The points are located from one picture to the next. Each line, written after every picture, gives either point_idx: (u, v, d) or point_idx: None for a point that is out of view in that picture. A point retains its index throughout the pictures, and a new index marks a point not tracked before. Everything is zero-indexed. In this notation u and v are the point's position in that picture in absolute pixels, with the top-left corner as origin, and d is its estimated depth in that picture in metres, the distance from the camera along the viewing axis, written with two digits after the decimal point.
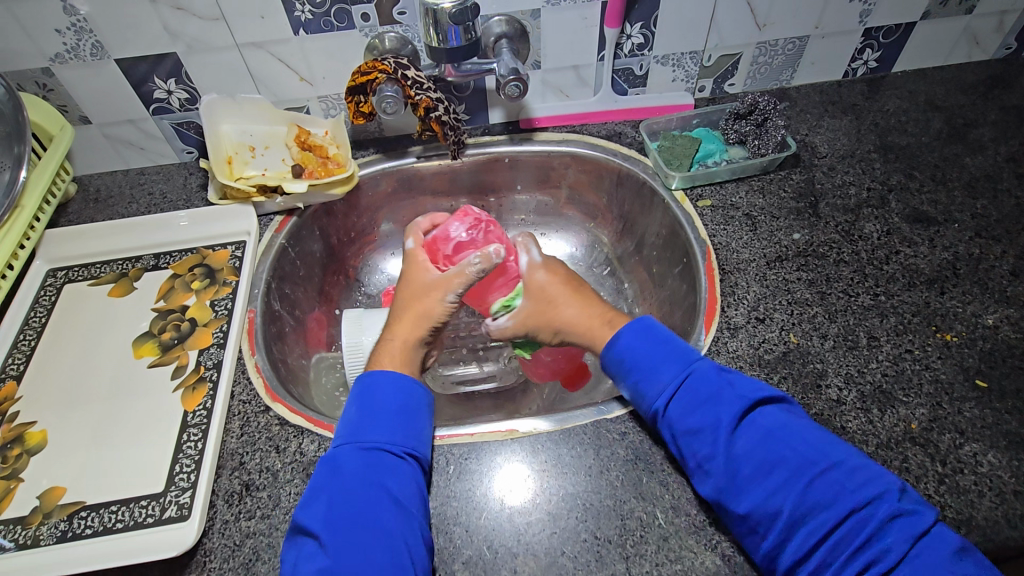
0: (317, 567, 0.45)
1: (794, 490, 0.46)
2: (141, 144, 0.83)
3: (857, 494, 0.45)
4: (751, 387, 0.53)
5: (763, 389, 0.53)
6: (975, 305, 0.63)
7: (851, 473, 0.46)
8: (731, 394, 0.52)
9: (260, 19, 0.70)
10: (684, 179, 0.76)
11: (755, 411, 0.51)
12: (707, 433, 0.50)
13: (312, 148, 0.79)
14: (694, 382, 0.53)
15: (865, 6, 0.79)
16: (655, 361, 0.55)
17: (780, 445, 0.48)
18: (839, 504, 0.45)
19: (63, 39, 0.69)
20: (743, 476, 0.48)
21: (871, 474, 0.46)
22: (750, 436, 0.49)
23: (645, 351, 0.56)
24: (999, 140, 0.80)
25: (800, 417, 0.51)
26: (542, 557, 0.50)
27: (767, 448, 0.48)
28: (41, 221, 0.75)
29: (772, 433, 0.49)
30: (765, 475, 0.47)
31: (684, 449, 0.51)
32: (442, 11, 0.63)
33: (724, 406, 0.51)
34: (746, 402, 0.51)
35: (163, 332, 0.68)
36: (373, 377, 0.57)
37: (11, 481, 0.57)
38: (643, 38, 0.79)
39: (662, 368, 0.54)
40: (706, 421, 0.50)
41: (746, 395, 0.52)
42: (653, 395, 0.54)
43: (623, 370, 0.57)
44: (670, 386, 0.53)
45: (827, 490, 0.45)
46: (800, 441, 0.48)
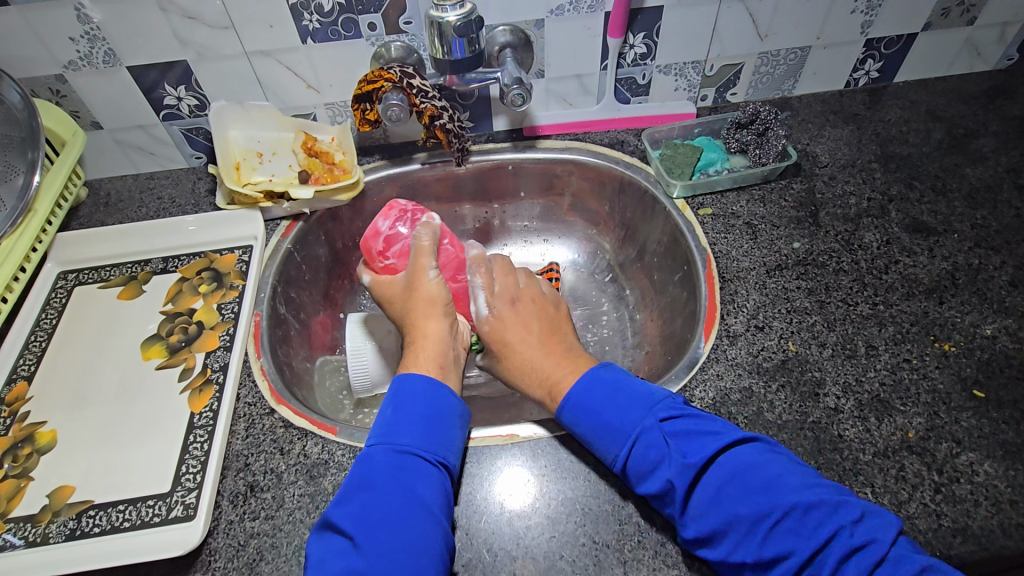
0: (347, 565, 0.46)
1: (752, 544, 0.45)
2: (151, 149, 0.84)
3: (811, 540, 0.43)
4: (695, 443, 0.50)
5: (711, 442, 0.49)
6: (974, 315, 0.64)
7: (804, 517, 0.44)
8: (673, 457, 0.49)
9: (268, 27, 0.71)
10: (686, 187, 0.77)
11: (707, 468, 0.48)
12: (665, 497, 0.49)
13: (319, 155, 0.81)
14: (644, 445, 0.51)
15: (866, 17, 0.79)
16: (603, 426, 0.54)
17: (730, 502, 0.46)
18: (797, 553, 0.43)
19: (76, 47, 0.71)
20: (705, 534, 0.47)
21: (823, 514, 0.44)
22: (729, 481, 0.47)
23: (590, 412, 0.54)
24: (999, 151, 0.81)
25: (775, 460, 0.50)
26: (541, 560, 0.51)
27: (720, 505, 0.47)
28: (53, 224, 0.77)
29: (719, 493, 0.47)
30: (725, 532, 0.46)
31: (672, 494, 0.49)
32: (446, 23, 0.64)
33: (669, 469, 0.49)
34: (692, 465, 0.48)
35: (171, 335, 0.69)
36: (408, 380, 0.58)
37: (21, 479, 0.58)
38: (646, 47, 0.80)
39: (609, 439, 0.53)
40: (659, 486, 0.49)
41: (692, 457, 0.49)
42: (609, 460, 0.53)
43: (576, 431, 0.55)
44: (622, 454, 0.52)
45: (783, 540, 0.44)
46: (747, 491, 0.46)
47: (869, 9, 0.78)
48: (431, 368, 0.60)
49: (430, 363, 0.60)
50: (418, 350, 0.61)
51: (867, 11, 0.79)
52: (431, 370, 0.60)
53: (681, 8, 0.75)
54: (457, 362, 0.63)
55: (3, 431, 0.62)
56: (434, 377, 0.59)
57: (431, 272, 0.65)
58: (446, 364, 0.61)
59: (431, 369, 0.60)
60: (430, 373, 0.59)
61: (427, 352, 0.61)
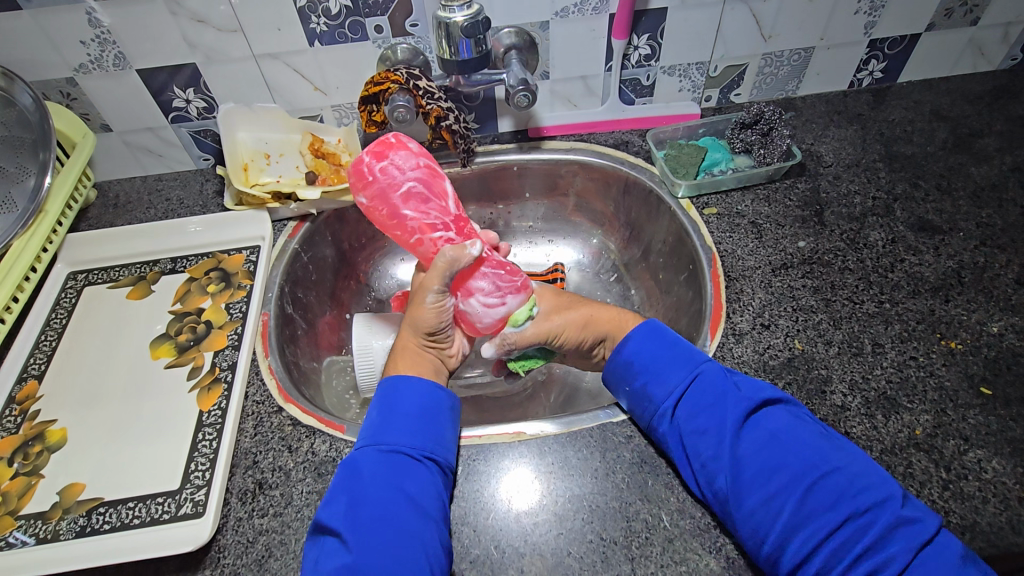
0: (340, 563, 0.46)
1: (793, 496, 0.46)
2: (160, 151, 0.85)
3: (857, 499, 0.45)
4: (756, 390, 0.53)
5: (771, 393, 0.53)
6: (980, 313, 0.64)
7: (853, 478, 0.46)
8: (736, 397, 0.52)
9: (276, 30, 0.72)
10: (690, 187, 0.77)
11: (759, 415, 0.52)
12: (714, 435, 0.51)
13: (325, 156, 0.82)
14: (703, 383, 0.54)
15: (870, 17, 0.80)
16: (665, 363, 0.56)
17: (781, 450, 0.49)
18: (839, 509, 0.45)
19: (87, 50, 0.71)
20: (747, 480, 0.48)
21: (872, 480, 0.46)
22: (752, 439, 0.50)
23: (654, 352, 0.57)
24: (1004, 150, 0.81)
25: (804, 419, 0.51)
26: (548, 557, 0.51)
27: (769, 452, 0.49)
28: (64, 225, 0.78)
29: (774, 437, 0.49)
30: (768, 478, 0.47)
31: (690, 449, 0.52)
32: (453, 24, 0.65)
33: (728, 407, 0.51)
34: (751, 403, 0.52)
35: (180, 334, 0.70)
36: (391, 382, 0.58)
37: (32, 476, 0.58)
38: (650, 49, 0.80)
39: (668, 372, 0.55)
40: (712, 423, 0.51)
41: (752, 398, 0.52)
42: (660, 395, 0.55)
43: (631, 374, 0.57)
44: (677, 390, 0.54)
45: (829, 493, 0.46)
46: (801, 442, 0.49)
47: (872, 10, 0.79)
48: (407, 369, 0.59)
49: (413, 367, 0.59)
50: (399, 355, 0.61)
51: (870, 11, 0.79)
52: (408, 372, 0.58)
53: (685, 9, 0.76)
54: (438, 369, 0.61)
55: (14, 430, 0.62)
56: (415, 376, 0.58)
57: (431, 294, 0.57)
58: (425, 366, 0.60)
59: (412, 371, 0.58)
60: (407, 374, 0.58)
61: (409, 354, 0.60)
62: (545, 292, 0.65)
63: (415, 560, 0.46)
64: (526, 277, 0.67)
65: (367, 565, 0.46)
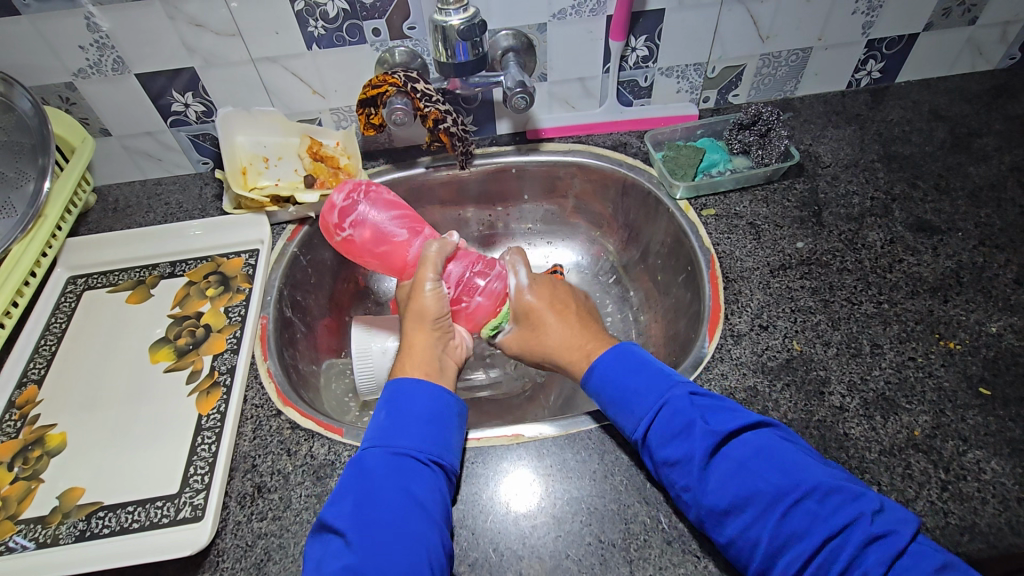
0: (342, 563, 0.46)
1: (768, 522, 0.45)
2: (159, 155, 0.85)
3: (831, 521, 0.43)
4: (723, 417, 0.51)
5: (738, 418, 0.51)
6: (979, 313, 0.64)
7: (824, 499, 0.44)
8: (703, 427, 0.50)
9: (274, 34, 0.72)
10: (688, 188, 0.77)
11: (728, 442, 0.50)
12: (684, 464, 0.50)
13: (323, 159, 0.81)
14: (669, 412, 0.52)
15: (867, 17, 0.80)
16: (632, 393, 0.55)
17: (752, 476, 0.47)
18: (813, 533, 0.44)
19: (86, 55, 0.72)
20: (720, 510, 0.47)
21: (844, 498, 0.44)
22: (723, 468, 0.48)
23: (621, 382, 0.56)
24: (1003, 149, 0.81)
25: (779, 442, 0.49)
26: (547, 560, 0.51)
27: (741, 478, 0.47)
28: (64, 230, 0.78)
29: (744, 464, 0.48)
30: (740, 508, 0.46)
31: (666, 478, 0.51)
32: (450, 27, 0.65)
33: (694, 438, 0.50)
34: (717, 433, 0.50)
35: (179, 338, 0.70)
36: (401, 384, 0.58)
37: (31, 481, 0.58)
38: (647, 50, 0.80)
39: (635, 400, 0.55)
40: (680, 454, 0.50)
41: (719, 427, 0.50)
42: (631, 426, 0.54)
43: (604, 402, 0.58)
44: (644, 419, 0.53)
45: (802, 518, 0.44)
46: (771, 467, 0.47)
47: (870, 10, 0.79)
48: (417, 373, 0.59)
49: (419, 368, 0.60)
50: (407, 357, 0.61)
51: (868, 12, 0.79)
52: (418, 375, 0.59)
53: (683, 10, 0.76)
54: (447, 372, 0.61)
55: (14, 434, 0.62)
56: (425, 384, 0.58)
57: (427, 284, 0.63)
58: (435, 371, 0.60)
59: (418, 374, 0.59)
60: (416, 377, 0.59)
61: (418, 357, 0.60)
62: (536, 289, 0.68)
63: (417, 563, 0.46)
64: (517, 275, 0.69)
65: (371, 565, 0.46)
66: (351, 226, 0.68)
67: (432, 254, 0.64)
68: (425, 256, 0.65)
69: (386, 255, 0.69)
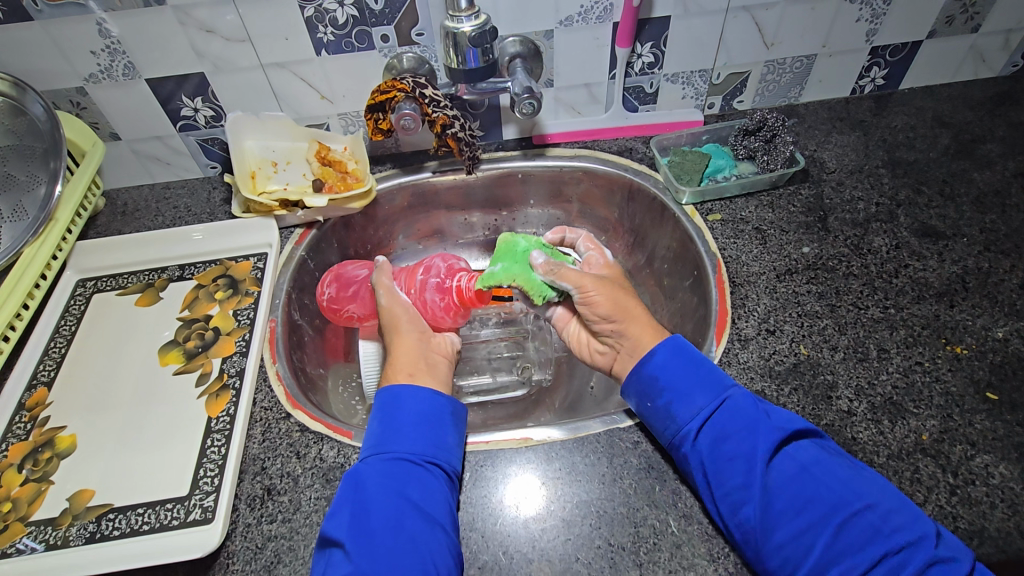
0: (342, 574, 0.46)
1: (826, 531, 0.46)
2: (168, 160, 0.86)
3: (892, 538, 0.45)
4: (787, 418, 0.53)
5: (801, 422, 0.53)
6: (985, 318, 0.64)
7: (886, 516, 0.46)
8: (768, 425, 0.52)
9: (284, 40, 0.73)
10: (695, 194, 0.78)
11: (790, 444, 0.51)
12: (742, 462, 0.50)
13: (332, 164, 0.82)
14: (730, 409, 0.53)
15: (871, 25, 0.80)
16: (690, 385, 0.55)
17: (813, 482, 0.48)
18: (871, 547, 0.45)
19: (97, 60, 0.72)
20: (777, 512, 0.48)
21: (905, 518, 0.46)
22: (783, 469, 0.50)
23: (680, 373, 0.56)
24: (1007, 156, 0.81)
25: (833, 453, 0.51)
26: (556, 563, 0.51)
27: (801, 483, 0.49)
28: (73, 233, 0.78)
29: (807, 469, 0.49)
30: (801, 511, 0.48)
31: (714, 475, 0.51)
32: (461, 34, 0.65)
33: (760, 435, 0.51)
34: (784, 433, 0.51)
35: (188, 340, 0.70)
36: (390, 391, 0.59)
37: (42, 483, 0.59)
38: (653, 57, 0.81)
39: (696, 393, 0.54)
40: (742, 449, 0.51)
41: (784, 427, 0.52)
42: (684, 417, 0.54)
43: (655, 389, 0.56)
44: (704, 411, 0.53)
45: (861, 532, 0.46)
46: (831, 476, 0.49)
47: (874, 17, 0.80)
48: (401, 377, 0.61)
49: (402, 372, 0.61)
50: (391, 364, 0.63)
51: (872, 19, 0.80)
52: (402, 379, 0.61)
53: (688, 18, 0.77)
54: (433, 368, 0.63)
55: (24, 436, 0.63)
56: (411, 383, 0.59)
57: (383, 296, 0.69)
58: (417, 370, 0.62)
59: (403, 377, 0.61)
60: (400, 382, 0.60)
61: (401, 360, 0.63)
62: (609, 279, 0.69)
63: (420, 568, 0.46)
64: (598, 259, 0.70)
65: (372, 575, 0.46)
66: (326, 285, 0.78)
67: (377, 277, 0.70)
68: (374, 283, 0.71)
69: (359, 295, 0.77)
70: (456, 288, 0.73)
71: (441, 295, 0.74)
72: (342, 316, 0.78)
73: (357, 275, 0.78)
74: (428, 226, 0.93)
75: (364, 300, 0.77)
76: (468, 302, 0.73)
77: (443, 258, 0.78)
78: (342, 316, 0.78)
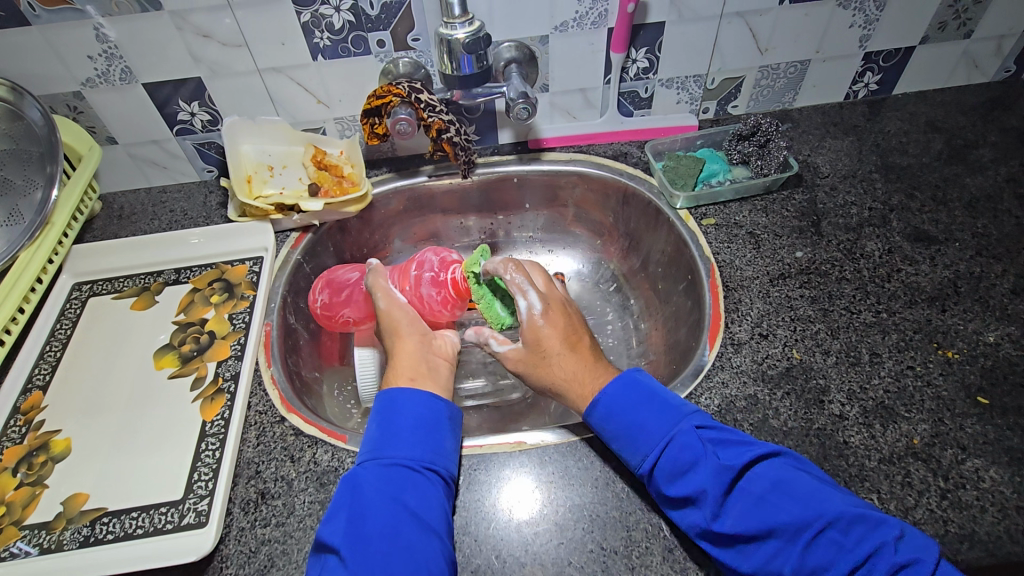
0: None
1: (792, 556, 0.46)
2: (165, 164, 0.86)
3: (856, 552, 0.44)
4: (735, 452, 0.51)
5: (750, 451, 0.51)
6: (976, 323, 0.64)
7: (846, 529, 0.45)
8: (713, 462, 0.50)
9: (280, 45, 0.73)
10: (689, 199, 0.78)
11: (743, 477, 0.50)
12: (694, 502, 0.49)
13: (328, 168, 0.82)
14: (676, 449, 0.52)
15: (864, 31, 0.81)
16: (634, 431, 0.54)
17: (769, 511, 0.47)
18: (838, 565, 0.45)
19: (94, 65, 0.73)
20: (737, 545, 0.47)
21: (868, 527, 0.45)
22: (740, 503, 0.48)
23: (624, 418, 0.55)
24: (999, 161, 0.82)
25: (790, 472, 0.49)
26: (549, 566, 0.51)
27: (757, 515, 0.47)
28: (69, 237, 0.78)
29: (762, 498, 0.48)
30: (762, 539, 0.47)
31: (677, 515, 0.51)
32: (455, 41, 0.66)
33: (707, 474, 0.49)
34: (730, 471, 0.49)
35: (183, 344, 0.71)
36: (389, 394, 0.59)
37: (36, 486, 0.59)
38: (648, 62, 0.81)
39: (642, 437, 0.53)
40: (690, 491, 0.49)
41: (731, 464, 0.50)
42: (637, 462, 0.53)
43: (607, 437, 0.56)
44: (651, 456, 0.52)
45: (825, 551, 0.45)
46: (786, 500, 0.47)
47: (867, 23, 0.80)
48: (403, 381, 0.61)
49: (404, 376, 0.62)
50: (393, 367, 0.64)
51: (865, 25, 0.80)
52: (403, 383, 0.61)
53: (682, 24, 0.77)
54: (434, 372, 0.64)
55: (18, 440, 0.63)
56: (411, 387, 0.60)
57: (381, 299, 0.69)
58: (419, 374, 0.62)
59: (404, 381, 0.61)
60: (401, 385, 0.60)
61: (402, 364, 0.63)
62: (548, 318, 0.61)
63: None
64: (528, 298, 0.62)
65: None
66: (319, 291, 0.78)
67: (371, 280, 0.71)
68: (369, 287, 0.71)
69: (352, 297, 0.77)
70: (450, 281, 0.74)
71: (438, 289, 0.75)
72: (337, 321, 0.78)
73: (349, 278, 0.78)
74: (424, 230, 0.93)
75: (359, 302, 0.77)
76: (462, 294, 0.74)
77: (435, 251, 0.78)
78: (337, 321, 0.78)
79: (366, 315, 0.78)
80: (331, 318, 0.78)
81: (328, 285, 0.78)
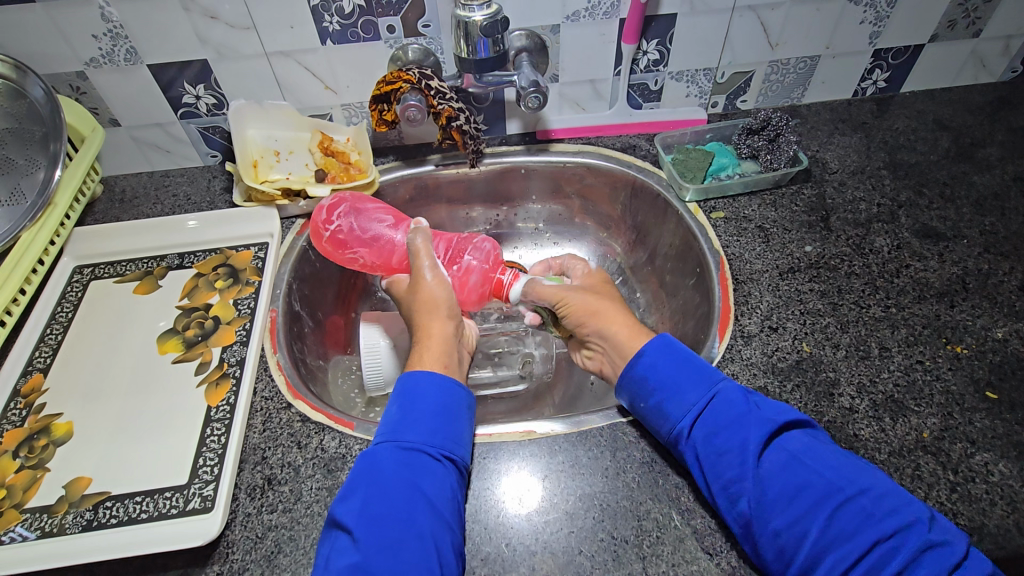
0: (348, 561, 0.46)
1: (820, 518, 0.45)
2: (168, 147, 0.85)
3: (884, 524, 0.44)
4: (776, 410, 0.52)
5: (790, 412, 0.52)
6: (985, 319, 0.65)
7: (878, 500, 0.45)
8: (758, 416, 0.51)
9: (289, 28, 0.72)
10: (698, 191, 0.78)
11: (780, 436, 0.50)
12: (735, 455, 0.49)
13: (335, 154, 0.82)
14: (720, 403, 0.52)
15: (875, 27, 0.81)
16: (680, 381, 0.54)
17: (805, 470, 0.48)
18: (864, 534, 0.44)
19: (99, 44, 0.71)
20: (771, 500, 0.47)
21: (898, 502, 0.45)
22: (775, 460, 0.49)
23: (670, 369, 0.55)
24: (1006, 160, 0.82)
25: (825, 443, 0.50)
26: (560, 555, 0.51)
27: (792, 472, 0.48)
28: (71, 219, 0.78)
29: (797, 458, 0.48)
30: (794, 499, 0.47)
31: (708, 470, 0.51)
32: (472, 24, 0.65)
33: (750, 427, 0.50)
34: (773, 424, 0.50)
35: (187, 329, 0.70)
36: (412, 376, 0.58)
37: (37, 470, 0.58)
38: (658, 54, 0.81)
39: (687, 388, 0.54)
40: (734, 442, 0.50)
41: (774, 418, 0.51)
42: (677, 414, 0.53)
43: (646, 390, 0.56)
44: (695, 407, 0.53)
45: (853, 518, 0.45)
46: (824, 464, 0.48)
47: (878, 20, 0.80)
48: (435, 367, 0.60)
49: (437, 362, 0.60)
50: (423, 350, 0.62)
51: (876, 21, 0.80)
52: (436, 369, 0.60)
53: (694, 16, 0.77)
54: (461, 364, 0.63)
55: (19, 423, 0.62)
56: (439, 373, 0.59)
57: (428, 272, 0.67)
58: (452, 363, 0.61)
59: (437, 368, 0.60)
60: (433, 371, 0.59)
61: (435, 349, 0.61)
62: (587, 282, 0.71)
63: (427, 563, 0.46)
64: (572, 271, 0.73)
65: (378, 567, 0.45)
66: (338, 216, 0.74)
67: (420, 242, 0.68)
68: (415, 247, 0.68)
69: (374, 240, 0.74)
70: (497, 280, 0.71)
71: (483, 282, 0.72)
72: (345, 255, 0.74)
73: (381, 221, 0.75)
74: (429, 220, 0.92)
75: (380, 248, 0.74)
76: (500, 296, 0.71)
77: (493, 244, 0.75)
78: (345, 255, 0.74)
79: (383, 262, 0.75)
80: (341, 251, 0.74)
81: (351, 213, 0.74)
